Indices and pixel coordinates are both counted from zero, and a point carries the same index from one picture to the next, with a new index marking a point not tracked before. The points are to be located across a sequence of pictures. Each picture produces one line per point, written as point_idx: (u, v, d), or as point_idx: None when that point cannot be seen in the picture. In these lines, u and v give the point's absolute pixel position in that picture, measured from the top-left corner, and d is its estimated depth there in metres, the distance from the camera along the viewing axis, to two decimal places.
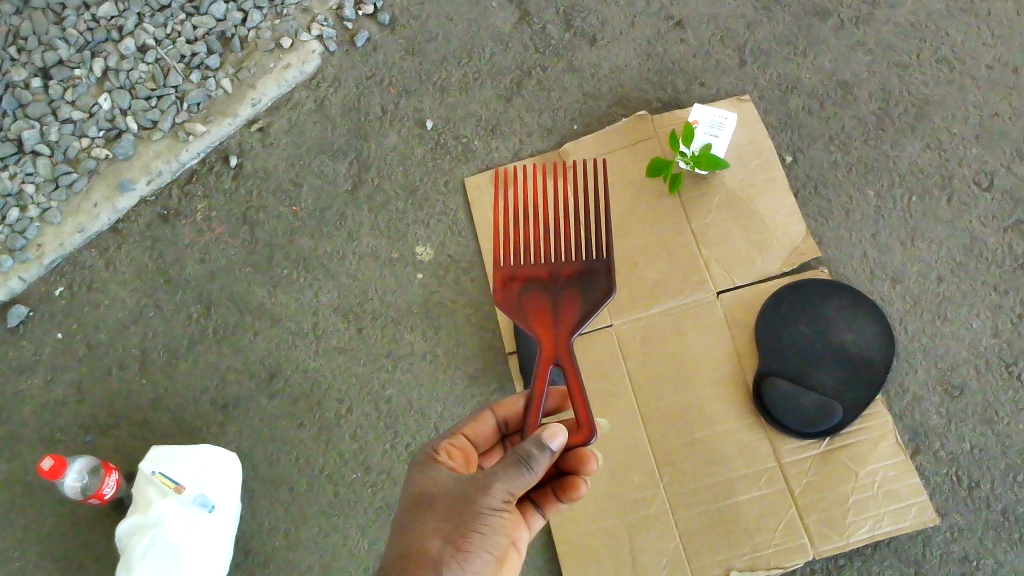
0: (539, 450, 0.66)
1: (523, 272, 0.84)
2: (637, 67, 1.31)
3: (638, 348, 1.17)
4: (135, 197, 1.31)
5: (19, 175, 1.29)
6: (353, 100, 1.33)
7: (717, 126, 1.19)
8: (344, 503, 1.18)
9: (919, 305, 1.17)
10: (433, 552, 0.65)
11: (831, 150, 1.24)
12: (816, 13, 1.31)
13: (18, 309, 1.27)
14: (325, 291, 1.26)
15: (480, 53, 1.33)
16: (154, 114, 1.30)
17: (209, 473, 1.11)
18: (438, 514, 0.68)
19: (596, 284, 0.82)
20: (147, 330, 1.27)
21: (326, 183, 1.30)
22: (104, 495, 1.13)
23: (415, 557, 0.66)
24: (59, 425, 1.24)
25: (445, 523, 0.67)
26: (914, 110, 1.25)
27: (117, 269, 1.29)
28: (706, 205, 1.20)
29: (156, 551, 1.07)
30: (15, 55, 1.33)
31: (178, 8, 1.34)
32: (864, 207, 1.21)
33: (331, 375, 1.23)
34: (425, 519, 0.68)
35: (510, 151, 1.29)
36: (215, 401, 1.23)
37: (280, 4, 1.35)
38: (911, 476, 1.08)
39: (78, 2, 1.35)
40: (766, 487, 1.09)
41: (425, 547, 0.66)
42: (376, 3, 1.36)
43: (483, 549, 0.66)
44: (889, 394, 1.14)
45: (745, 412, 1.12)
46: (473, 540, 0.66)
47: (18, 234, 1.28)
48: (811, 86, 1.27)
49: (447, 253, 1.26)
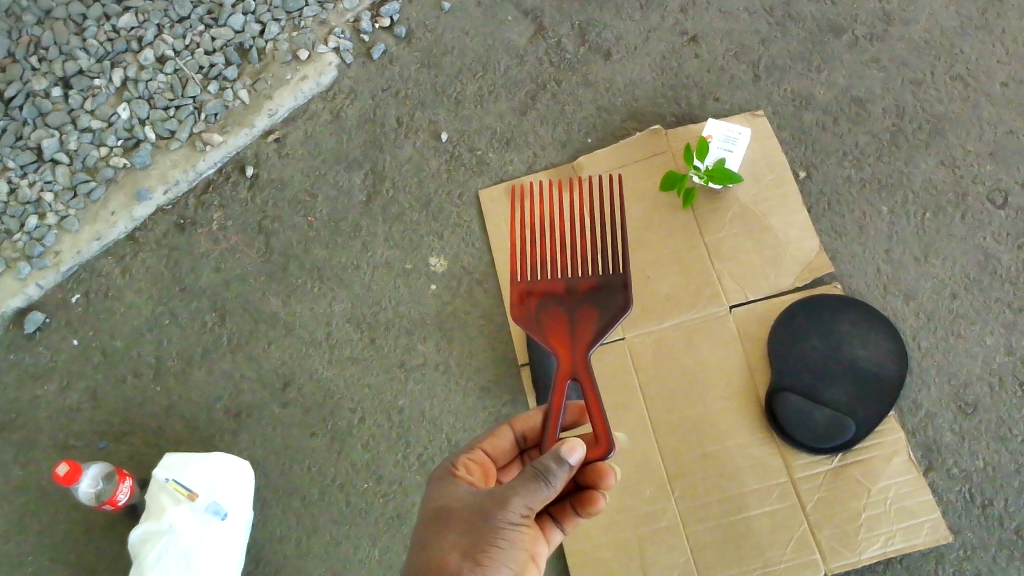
0: (558, 465, 0.66)
1: (540, 287, 0.84)
2: (651, 81, 1.32)
3: (653, 363, 1.17)
4: (152, 206, 1.32)
5: (39, 183, 1.31)
6: (369, 112, 1.35)
7: (730, 141, 1.20)
8: (356, 513, 1.18)
9: (932, 322, 1.17)
10: (452, 567, 0.66)
11: (845, 165, 1.24)
12: (830, 29, 1.32)
13: (35, 315, 1.28)
14: (339, 301, 1.27)
15: (495, 66, 1.34)
16: (172, 124, 1.32)
17: (222, 480, 1.11)
18: (456, 528, 0.68)
19: (613, 298, 0.82)
20: (162, 337, 1.28)
21: (341, 194, 1.31)
22: (117, 501, 1.14)
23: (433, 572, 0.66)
24: (73, 431, 1.25)
25: (463, 538, 0.67)
26: (929, 127, 1.25)
27: (133, 277, 1.30)
28: (720, 219, 1.20)
29: (169, 558, 1.08)
30: (36, 65, 1.35)
31: (197, 19, 1.36)
32: (877, 223, 1.21)
33: (344, 385, 1.23)
34: (444, 534, 0.68)
35: (525, 164, 1.29)
36: (229, 409, 1.24)
37: (297, 16, 1.37)
38: (924, 493, 1.07)
39: (99, 13, 1.36)
40: (778, 502, 1.09)
41: (444, 562, 0.66)
42: (392, 16, 1.38)
43: (502, 564, 0.66)
44: (902, 410, 1.14)
45: (757, 426, 1.12)
46: (493, 555, 0.66)
47: (36, 241, 1.30)
48: (825, 102, 1.28)
49: (460, 265, 1.26)
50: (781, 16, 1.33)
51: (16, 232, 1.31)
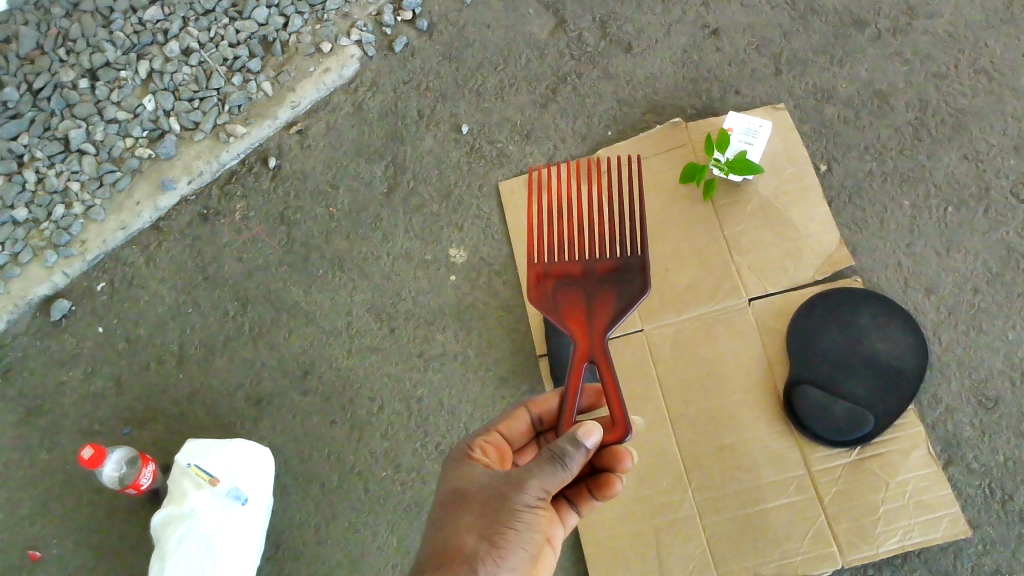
0: (574, 448, 0.67)
1: (557, 269, 0.85)
2: (672, 75, 1.32)
3: (669, 353, 1.17)
4: (176, 196, 1.34)
5: (65, 173, 1.32)
6: (390, 104, 1.36)
7: (751, 134, 1.20)
8: (374, 500, 1.19)
9: (953, 316, 1.16)
10: (469, 548, 0.66)
11: (866, 159, 1.24)
12: (853, 23, 1.31)
13: (61, 303, 1.30)
14: (360, 291, 1.28)
15: (517, 59, 1.35)
16: (196, 116, 1.33)
17: (243, 466, 1.13)
18: (473, 510, 0.69)
19: (630, 281, 0.83)
20: (185, 326, 1.29)
21: (362, 185, 1.32)
22: (140, 485, 1.15)
23: (450, 552, 0.67)
24: (98, 417, 1.27)
25: (480, 520, 0.68)
26: (952, 121, 1.25)
27: (157, 265, 1.32)
28: (739, 212, 1.20)
29: (190, 542, 1.09)
30: (64, 56, 1.37)
31: (222, 13, 1.37)
32: (898, 216, 1.21)
33: (364, 374, 1.24)
34: (460, 515, 0.69)
35: (545, 156, 1.30)
36: (250, 397, 1.26)
37: (320, 9, 1.38)
38: (943, 488, 1.07)
39: (126, 6, 1.39)
40: (795, 494, 1.09)
41: (460, 544, 0.67)
42: (414, 9, 1.38)
43: (518, 545, 0.67)
44: (921, 404, 1.13)
45: (775, 419, 1.12)
46: (509, 537, 0.66)
47: (62, 230, 1.31)
48: (847, 95, 1.27)
49: (480, 256, 1.27)
50: (803, 10, 1.32)
51: (44, 220, 1.32)
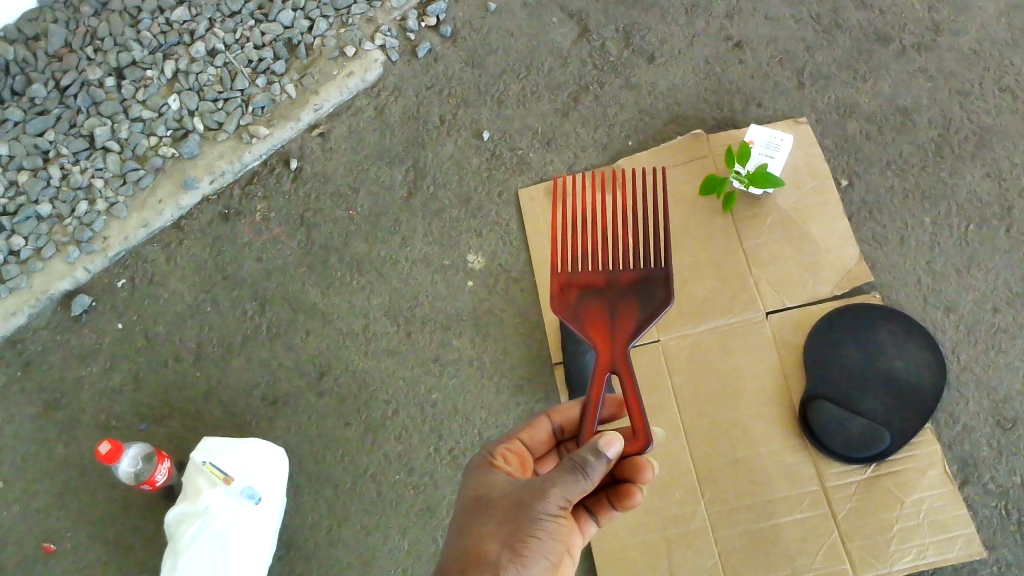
0: (595, 457, 0.67)
1: (580, 279, 0.85)
2: (694, 86, 1.32)
3: (686, 365, 1.17)
4: (198, 196, 1.35)
5: (90, 170, 1.34)
6: (413, 109, 1.36)
7: (773, 147, 1.21)
8: (386, 503, 1.20)
9: (973, 335, 1.15)
10: (491, 555, 0.66)
11: (888, 175, 1.23)
12: (878, 38, 1.31)
13: (82, 298, 1.31)
14: (377, 293, 1.28)
15: (539, 67, 1.36)
16: (220, 117, 1.34)
17: (258, 465, 1.13)
18: (495, 516, 0.69)
19: (654, 292, 0.83)
20: (204, 324, 1.30)
21: (383, 189, 1.33)
22: (155, 482, 1.17)
23: (473, 558, 0.67)
24: (115, 412, 1.28)
25: (502, 527, 0.68)
26: (975, 138, 1.24)
27: (178, 264, 1.33)
28: (758, 225, 1.20)
29: (204, 539, 1.10)
30: (91, 55, 1.39)
31: (248, 15, 1.39)
32: (919, 233, 1.20)
33: (380, 376, 1.25)
34: (482, 522, 0.69)
35: (565, 165, 1.30)
36: (265, 397, 1.26)
37: (345, 13, 1.39)
38: (958, 507, 1.06)
39: (154, 6, 1.40)
40: (808, 510, 1.08)
41: (482, 550, 0.67)
42: (439, 15, 1.39)
43: (539, 554, 0.67)
44: (938, 423, 1.12)
45: (790, 433, 1.12)
46: (531, 546, 0.66)
47: (85, 226, 1.32)
48: (870, 110, 1.27)
49: (498, 262, 1.28)
50: (827, 24, 1.32)
51: (67, 216, 1.33)
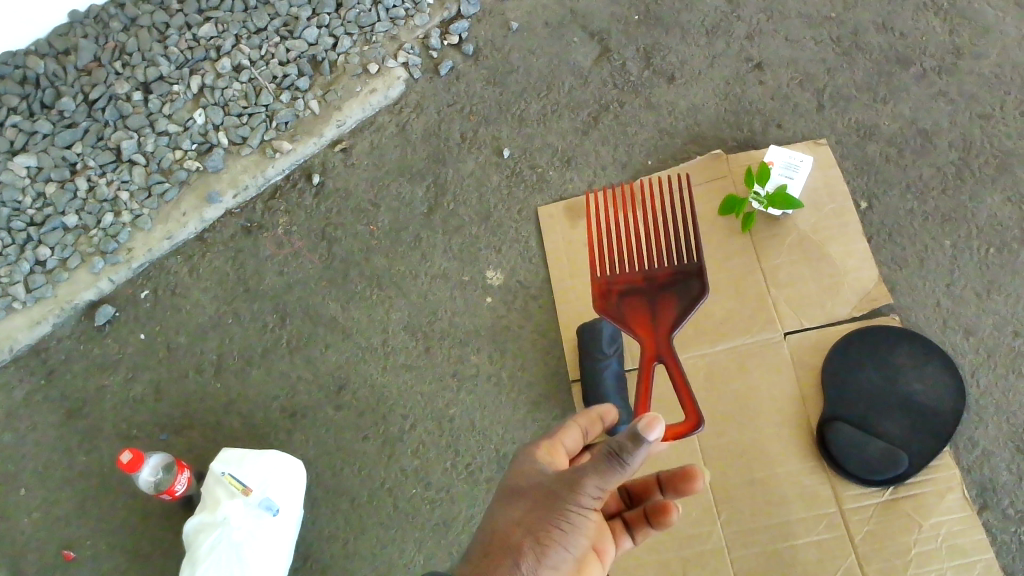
0: (635, 443, 0.63)
1: (619, 281, 0.92)
2: (714, 107, 1.33)
3: (703, 384, 1.17)
4: (221, 209, 1.37)
5: (116, 182, 1.36)
6: (434, 126, 1.38)
7: (792, 168, 1.19)
8: (402, 517, 1.20)
9: (992, 359, 1.15)
10: (517, 543, 0.67)
11: (907, 198, 1.24)
12: (898, 61, 1.32)
13: (106, 309, 1.33)
14: (397, 308, 1.29)
15: (560, 86, 1.37)
16: (245, 131, 1.36)
17: (277, 477, 1.14)
18: (526, 503, 0.70)
19: (689, 286, 0.89)
20: (225, 335, 1.32)
21: (403, 205, 1.34)
22: (175, 492, 1.17)
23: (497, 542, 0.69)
24: (136, 422, 1.29)
25: (531, 515, 0.69)
26: (996, 162, 1.24)
27: (200, 276, 1.35)
28: (777, 245, 1.21)
29: (222, 549, 1.11)
30: (119, 69, 1.41)
31: (273, 31, 1.41)
32: (938, 256, 1.20)
33: (398, 391, 1.26)
34: (515, 506, 0.71)
35: (585, 184, 1.32)
36: (285, 409, 1.27)
37: (369, 31, 1.41)
38: (977, 532, 1.05)
39: (181, 22, 1.43)
40: (825, 532, 1.08)
41: (509, 537, 0.68)
42: (461, 34, 1.41)
43: (564, 547, 0.67)
44: (957, 446, 1.12)
45: (807, 455, 1.11)
46: (555, 537, 0.67)
47: (110, 237, 1.34)
48: (890, 133, 1.27)
49: (517, 279, 1.28)
50: (848, 46, 1.33)
51: (92, 227, 1.35)
